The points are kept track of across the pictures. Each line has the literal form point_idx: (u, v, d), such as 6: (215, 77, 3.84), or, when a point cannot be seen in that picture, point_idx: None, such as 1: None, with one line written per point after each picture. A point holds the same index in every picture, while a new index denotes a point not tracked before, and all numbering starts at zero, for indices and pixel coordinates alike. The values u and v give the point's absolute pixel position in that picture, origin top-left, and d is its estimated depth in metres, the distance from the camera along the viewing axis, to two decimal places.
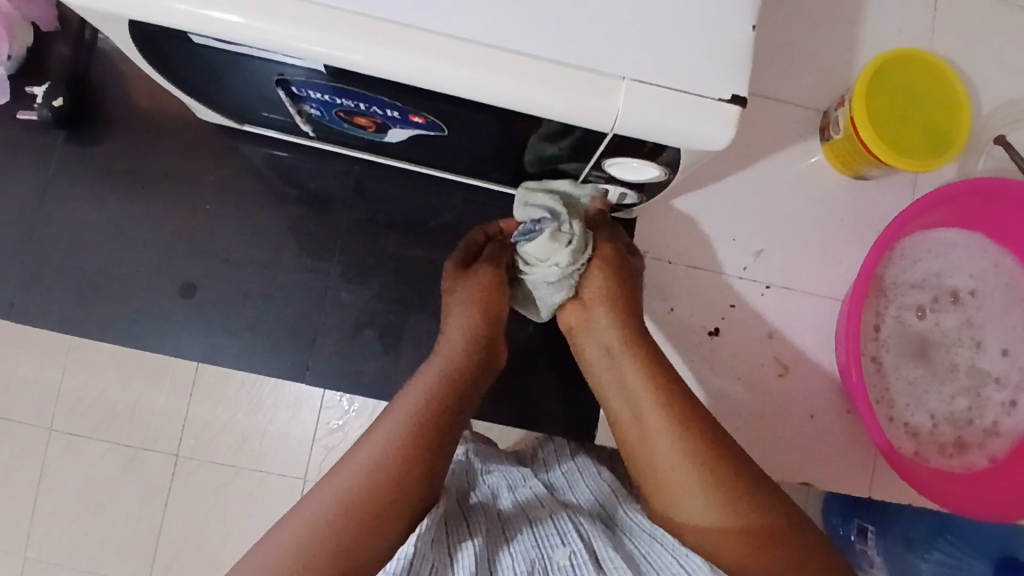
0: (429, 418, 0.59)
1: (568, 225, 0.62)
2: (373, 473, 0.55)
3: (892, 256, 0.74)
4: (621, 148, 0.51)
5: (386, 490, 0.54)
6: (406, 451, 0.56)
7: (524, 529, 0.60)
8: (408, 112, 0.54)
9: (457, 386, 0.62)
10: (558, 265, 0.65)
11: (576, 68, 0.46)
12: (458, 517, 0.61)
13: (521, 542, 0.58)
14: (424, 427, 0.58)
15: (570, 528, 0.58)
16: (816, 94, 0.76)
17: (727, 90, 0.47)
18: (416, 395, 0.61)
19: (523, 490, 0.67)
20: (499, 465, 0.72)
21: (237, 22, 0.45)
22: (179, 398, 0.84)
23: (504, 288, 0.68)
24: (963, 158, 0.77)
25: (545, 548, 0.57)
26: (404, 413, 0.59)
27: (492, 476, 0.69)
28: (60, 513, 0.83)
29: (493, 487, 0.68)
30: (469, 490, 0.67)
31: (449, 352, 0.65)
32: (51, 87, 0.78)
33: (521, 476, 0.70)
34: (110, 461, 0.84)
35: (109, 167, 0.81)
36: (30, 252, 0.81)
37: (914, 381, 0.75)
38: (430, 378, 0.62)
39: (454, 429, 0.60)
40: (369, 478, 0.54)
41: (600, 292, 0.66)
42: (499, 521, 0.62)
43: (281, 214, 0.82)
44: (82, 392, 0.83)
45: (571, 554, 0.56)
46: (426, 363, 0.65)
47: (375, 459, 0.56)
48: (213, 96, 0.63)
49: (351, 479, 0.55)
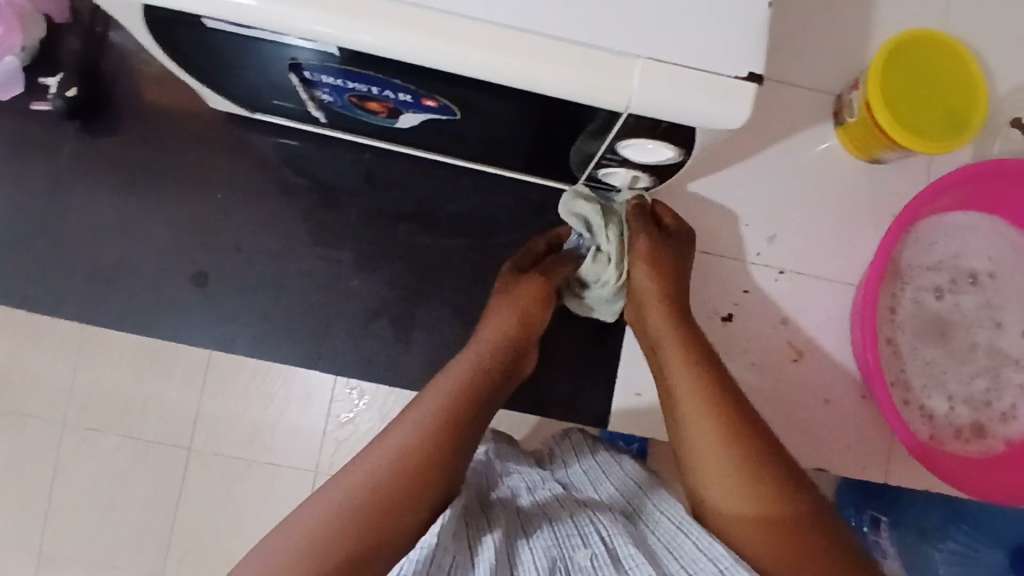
0: (448, 419, 0.59)
1: (604, 245, 0.68)
2: (394, 468, 0.55)
3: (907, 239, 0.73)
4: (636, 129, 0.51)
5: (399, 489, 0.54)
6: (426, 446, 0.56)
7: (545, 526, 0.60)
8: (421, 96, 0.54)
9: (479, 386, 0.63)
10: (608, 283, 0.70)
11: (591, 48, 0.46)
12: (479, 513, 0.61)
13: (541, 539, 0.59)
14: (447, 421, 0.59)
15: (590, 526, 0.58)
16: (830, 77, 0.76)
17: (744, 67, 0.46)
18: (439, 395, 0.61)
19: (542, 487, 0.67)
20: (521, 467, 0.71)
21: (250, 6, 0.45)
22: (191, 390, 0.83)
23: (549, 296, 0.69)
24: (979, 140, 0.76)
25: (565, 547, 0.58)
26: (429, 408, 0.59)
27: (511, 473, 0.70)
28: (74, 508, 0.83)
29: (512, 484, 0.68)
30: (490, 490, 0.67)
31: (476, 353, 0.66)
32: (63, 78, 0.78)
33: (540, 473, 0.70)
34: (123, 454, 0.84)
35: (121, 157, 0.82)
36: (43, 242, 0.81)
37: (931, 364, 0.74)
38: (456, 376, 0.63)
39: (472, 428, 0.60)
40: (390, 474, 0.54)
41: (646, 283, 0.66)
42: (519, 517, 0.62)
43: (292, 202, 0.82)
44: (93, 384, 0.83)
45: (592, 555, 0.57)
46: (453, 362, 0.65)
47: (398, 451, 0.56)
48: (226, 83, 0.63)
49: (372, 472, 0.54)
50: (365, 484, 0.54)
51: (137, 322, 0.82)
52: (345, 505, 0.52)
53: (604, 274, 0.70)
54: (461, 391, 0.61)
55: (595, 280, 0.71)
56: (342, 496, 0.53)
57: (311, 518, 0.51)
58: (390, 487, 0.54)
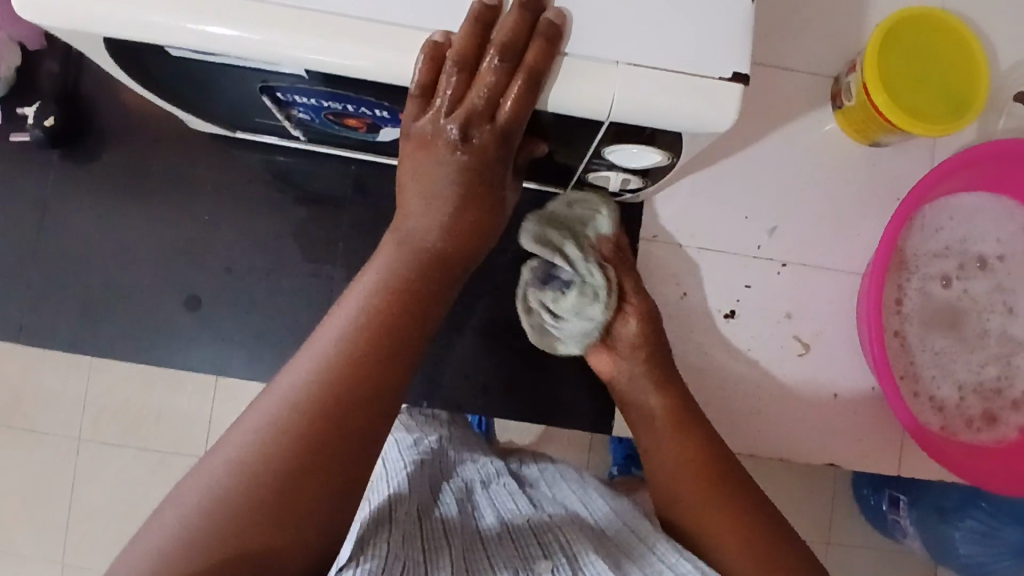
0: (362, 371, 0.48)
1: (591, 278, 0.68)
2: (313, 401, 0.46)
3: (913, 225, 0.71)
4: (619, 135, 0.49)
5: (300, 452, 0.45)
6: (351, 368, 0.48)
7: (499, 532, 0.59)
8: (397, 112, 0.52)
9: (404, 304, 0.51)
10: (591, 320, 0.70)
11: (568, 57, 0.44)
12: (428, 514, 0.59)
13: (496, 550, 0.56)
14: (382, 342, 0.49)
15: (552, 537, 0.57)
16: (827, 60, 0.73)
17: (727, 68, 0.44)
18: (351, 326, 0.49)
19: (494, 484, 0.69)
20: (473, 457, 0.74)
21: (210, 32, 0.43)
22: (201, 403, 1.08)
23: (486, 206, 0.52)
24: (983, 117, 0.74)
25: (526, 557, 0.55)
26: (349, 333, 0.49)
27: (462, 465, 0.72)
28: (116, 512, 1.08)
29: (463, 480, 0.69)
30: (442, 481, 0.68)
31: (411, 240, 0.52)
32: (41, 107, 0.75)
33: (492, 466, 0.72)
34: (140, 464, 1.08)
35: (103, 180, 0.79)
36: (33, 274, 0.79)
37: (942, 352, 0.72)
38: (376, 285, 0.51)
39: (397, 385, 0.49)
40: (310, 407, 0.46)
41: (635, 339, 0.68)
42: (467, 520, 0.61)
43: (282, 218, 0.80)
44: (105, 402, 1.08)
45: (555, 567, 0.54)
46: (379, 254, 0.53)
47: (326, 371, 0.47)
48: (201, 104, 0.62)
49: (288, 400, 0.46)
50: (287, 404, 0.46)
51: (129, 348, 0.79)
52: (264, 442, 0.45)
53: (583, 305, 0.70)
54: (395, 302, 0.50)
55: (576, 317, 0.71)
56: (265, 415, 0.46)
57: (241, 435, 0.45)
58: (311, 423, 0.46)
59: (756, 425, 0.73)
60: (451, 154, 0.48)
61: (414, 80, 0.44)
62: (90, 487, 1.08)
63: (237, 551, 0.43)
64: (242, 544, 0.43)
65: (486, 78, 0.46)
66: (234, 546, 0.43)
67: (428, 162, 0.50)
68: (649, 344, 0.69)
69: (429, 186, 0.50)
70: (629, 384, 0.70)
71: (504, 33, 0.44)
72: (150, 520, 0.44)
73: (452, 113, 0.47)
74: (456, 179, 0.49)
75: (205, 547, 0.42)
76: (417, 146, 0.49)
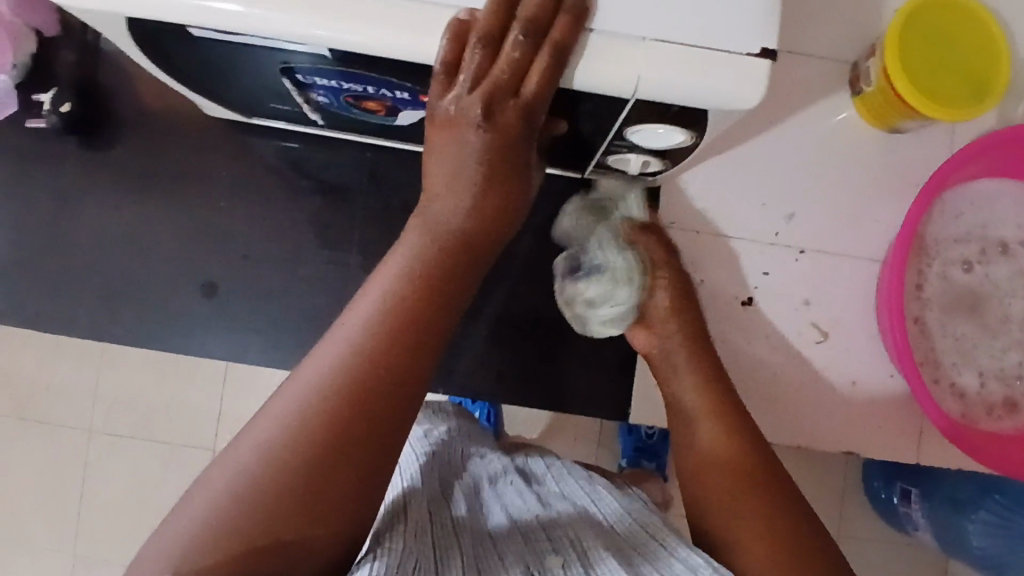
0: (386, 356, 0.47)
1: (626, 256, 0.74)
2: (339, 384, 0.46)
3: (933, 210, 0.70)
4: (644, 114, 0.48)
5: (325, 436, 0.45)
6: (375, 353, 0.47)
7: (508, 531, 0.58)
8: (418, 93, 0.52)
9: (429, 290, 0.50)
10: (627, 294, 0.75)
11: (594, 32, 0.43)
12: (440, 510, 0.59)
13: (507, 547, 0.56)
14: (406, 333, 0.48)
15: (564, 536, 0.56)
16: (846, 44, 0.72)
17: (756, 43, 0.44)
18: (375, 315, 0.49)
19: (500, 481, 0.68)
20: (478, 450, 0.73)
21: (234, 11, 0.43)
22: (213, 393, 1.08)
23: (514, 180, 0.52)
24: (1004, 101, 0.73)
25: (536, 553, 0.55)
26: (371, 319, 0.48)
27: (470, 459, 0.71)
28: (129, 501, 1.08)
29: (471, 476, 0.68)
30: (453, 477, 0.67)
31: (437, 226, 0.52)
32: (57, 93, 0.76)
33: (499, 462, 0.71)
34: (153, 454, 1.08)
35: (118, 168, 0.79)
36: (49, 262, 0.79)
37: (962, 339, 0.71)
38: (399, 269, 0.51)
39: (418, 370, 0.48)
40: (336, 394, 0.46)
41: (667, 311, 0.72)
42: (477, 522, 0.60)
43: (297, 205, 0.80)
44: (118, 392, 1.08)
45: (565, 562, 0.53)
46: (401, 242, 0.52)
47: (350, 357, 0.47)
48: (218, 89, 0.61)
49: (315, 385, 0.46)
50: (315, 389, 0.46)
51: (144, 336, 0.79)
52: (289, 429, 0.45)
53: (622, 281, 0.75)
54: (419, 289, 0.50)
55: (613, 292, 0.75)
56: (294, 401, 0.46)
57: (268, 421, 0.45)
58: (338, 409, 0.46)
59: (775, 411, 0.73)
60: (472, 133, 0.48)
61: (438, 59, 0.44)
62: (103, 478, 1.08)
63: (256, 540, 0.42)
64: (264, 533, 0.42)
65: (509, 54, 0.45)
66: (258, 535, 0.42)
67: (451, 144, 0.49)
68: (681, 309, 0.72)
69: (455, 166, 0.50)
70: (664, 352, 0.71)
71: (529, 11, 0.44)
72: (178, 506, 0.44)
73: (475, 89, 0.46)
74: (485, 156, 0.49)
75: (230, 531, 0.42)
76: (441, 123, 0.49)
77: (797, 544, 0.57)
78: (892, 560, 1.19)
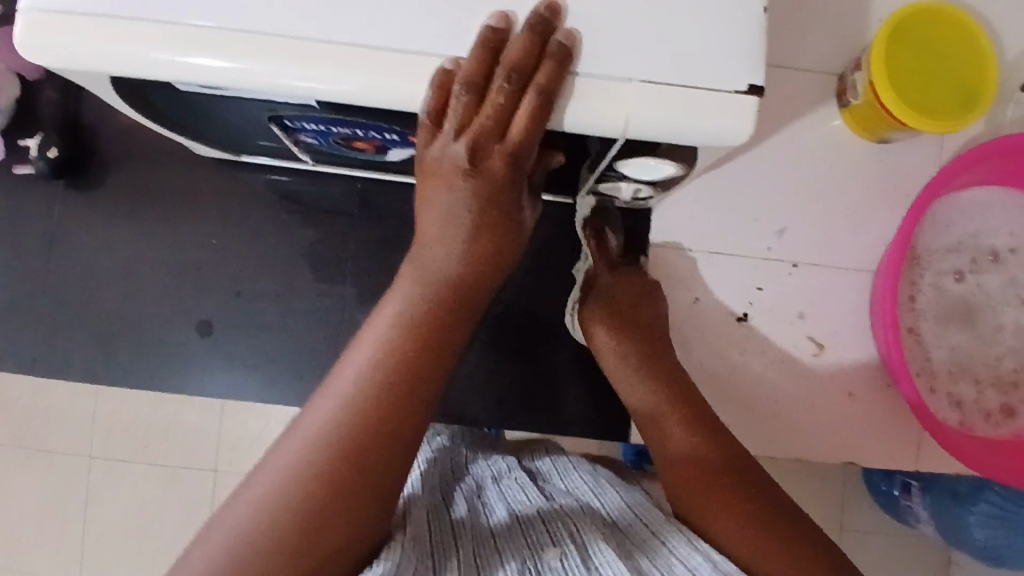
0: (382, 407, 0.48)
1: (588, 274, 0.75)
2: (337, 437, 0.47)
3: (925, 222, 0.71)
4: (634, 150, 0.48)
5: (322, 490, 0.45)
6: (372, 405, 0.48)
7: (507, 524, 0.59)
8: (408, 134, 0.52)
9: (423, 332, 0.50)
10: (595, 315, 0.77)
11: (579, 76, 0.44)
12: (439, 513, 0.60)
13: (505, 542, 0.56)
14: (402, 377, 0.49)
15: (560, 524, 0.56)
16: (832, 58, 0.72)
17: (743, 82, 0.44)
18: (368, 361, 0.49)
19: (505, 477, 0.68)
20: (485, 453, 0.74)
21: (215, 67, 0.42)
22: (213, 419, 1.08)
23: (509, 223, 0.51)
24: (992, 109, 0.73)
25: (534, 546, 0.55)
26: (365, 365, 0.49)
27: (472, 461, 0.72)
28: (131, 531, 1.08)
29: (474, 476, 0.69)
30: (453, 480, 0.68)
31: (429, 266, 0.52)
32: (44, 138, 0.75)
33: (502, 461, 0.72)
34: (155, 482, 1.08)
35: (106, 208, 0.79)
36: (44, 305, 0.78)
37: (958, 347, 0.72)
38: (391, 311, 0.51)
39: (410, 416, 0.49)
40: (332, 447, 0.46)
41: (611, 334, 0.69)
42: (477, 523, 0.60)
43: (290, 238, 0.79)
44: (117, 424, 1.08)
45: (563, 555, 0.53)
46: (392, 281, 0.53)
47: (346, 410, 0.47)
48: (205, 132, 0.61)
49: (310, 439, 0.47)
50: (313, 442, 0.46)
51: (141, 375, 0.79)
52: (287, 486, 0.45)
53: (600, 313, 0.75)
54: (409, 332, 0.50)
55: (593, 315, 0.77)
56: (292, 455, 0.46)
57: (267, 478, 0.46)
58: (335, 462, 0.46)
59: (774, 427, 0.73)
60: (460, 182, 0.48)
61: (423, 108, 0.44)
62: (105, 510, 1.08)
63: None
64: None
65: (494, 101, 0.45)
66: None
67: (441, 191, 0.50)
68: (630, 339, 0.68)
69: (446, 215, 0.50)
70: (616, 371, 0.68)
71: (513, 56, 0.44)
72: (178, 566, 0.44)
73: (461, 136, 0.47)
74: (476, 199, 0.49)
75: None
76: (429, 167, 0.49)
77: (772, 528, 0.54)
78: (889, 554, 1.20)
